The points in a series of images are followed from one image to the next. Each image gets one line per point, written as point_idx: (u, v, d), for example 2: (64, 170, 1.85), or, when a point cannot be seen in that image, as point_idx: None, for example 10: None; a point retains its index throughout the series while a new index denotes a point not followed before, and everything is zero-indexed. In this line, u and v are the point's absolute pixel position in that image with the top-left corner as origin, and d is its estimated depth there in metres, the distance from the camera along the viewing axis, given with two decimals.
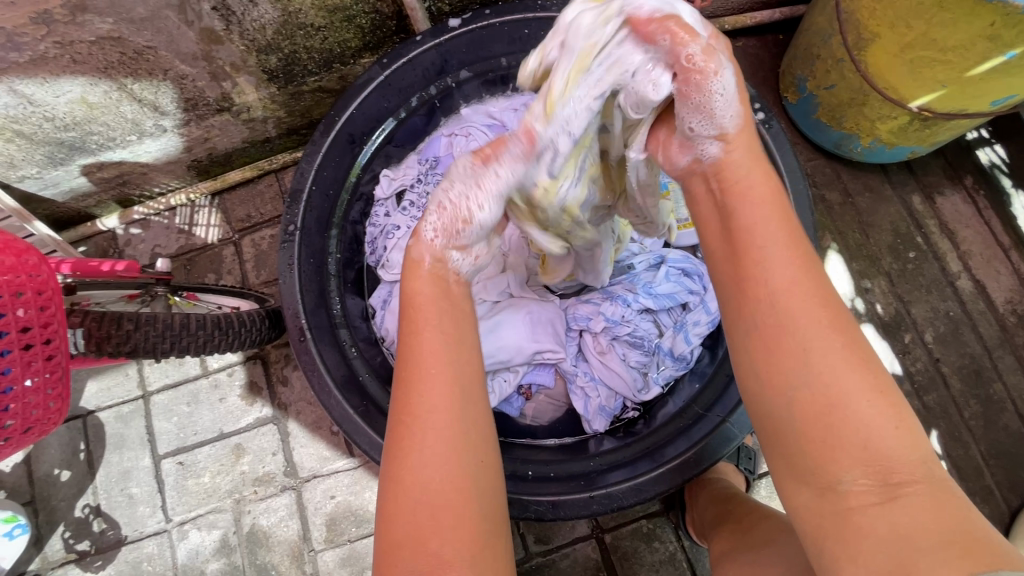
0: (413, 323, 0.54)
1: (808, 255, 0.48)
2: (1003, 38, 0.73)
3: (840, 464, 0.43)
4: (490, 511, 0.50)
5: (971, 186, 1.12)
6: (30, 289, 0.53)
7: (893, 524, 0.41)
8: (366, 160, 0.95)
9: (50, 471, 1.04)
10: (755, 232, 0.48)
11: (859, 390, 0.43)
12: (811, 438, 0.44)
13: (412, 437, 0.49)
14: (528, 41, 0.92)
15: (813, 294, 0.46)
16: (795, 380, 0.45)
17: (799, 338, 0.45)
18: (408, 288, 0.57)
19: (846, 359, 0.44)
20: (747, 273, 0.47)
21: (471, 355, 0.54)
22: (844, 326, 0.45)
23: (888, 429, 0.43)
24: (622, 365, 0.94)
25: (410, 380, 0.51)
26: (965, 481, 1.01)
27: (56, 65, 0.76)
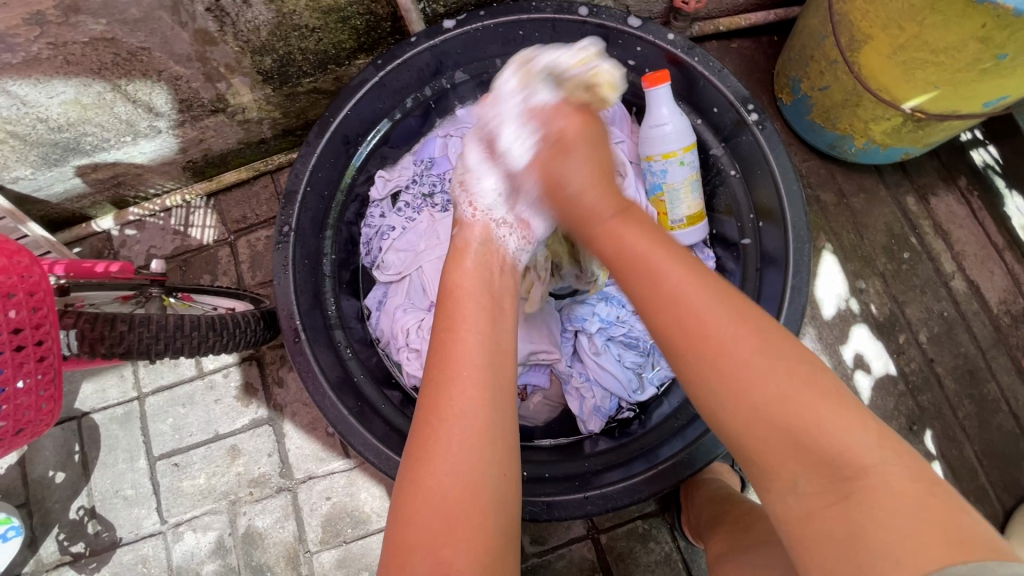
0: (452, 320, 0.58)
1: (725, 294, 0.52)
2: (994, 39, 0.73)
3: (800, 472, 0.46)
4: (506, 523, 0.50)
5: (965, 187, 1.12)
6: (22, 290, 0.53)
7: (853, 518, 0.43)
8: (362, 161, 0.96)
9: (45, 473, 1.03)
10: (666, 278, 0.54)
11: (801, 403, 0.46)
12: (771, 450, 0.47)
13: (438, 436, 0.51)
14: (523, 42, 0.92)
15: (734, 316, 0.50)
16: (739, 403, 0.48)
17: (733, 369, 0.48)
18: (455, 287, 0.63)
19: (779, 369, 0.48)
20: (667, 316, 0.52)
21: (505, 363, 0.57)
22: (773, 349, 0.49)
23: (836, 432, 0.45)
24: (618, 365, 0.94)
25: (443, 377, 0.54)
26: (959, 480, 1.02)
27: (50, 66, 0.76)
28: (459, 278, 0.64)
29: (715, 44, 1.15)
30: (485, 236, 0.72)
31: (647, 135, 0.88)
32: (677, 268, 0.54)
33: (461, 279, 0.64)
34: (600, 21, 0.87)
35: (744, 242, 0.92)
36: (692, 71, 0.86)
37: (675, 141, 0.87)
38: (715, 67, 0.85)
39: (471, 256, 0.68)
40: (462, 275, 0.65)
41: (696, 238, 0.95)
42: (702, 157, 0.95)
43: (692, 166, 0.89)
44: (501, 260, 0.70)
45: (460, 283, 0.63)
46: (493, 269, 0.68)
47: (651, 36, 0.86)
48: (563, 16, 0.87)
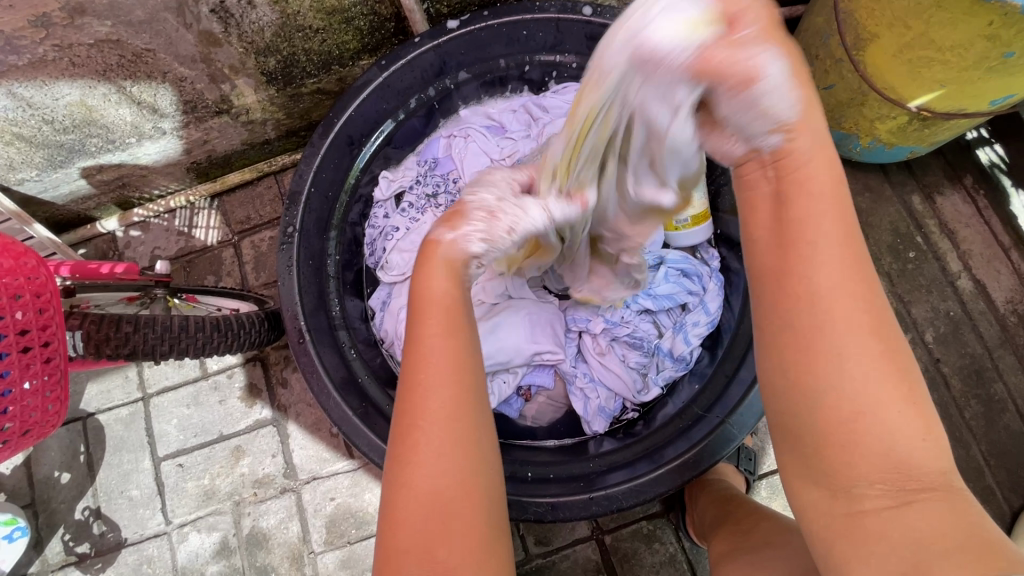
0: (424, 323, 0.53)
1: (858, 262, 0.47)
2: (1001, 38, 0.73)
3: (857, 468, 0.44)
4: (495, 515, 0.50)
5: (971, 186, 1.12)
6: (28, 292, 0.53)
7: (912, 527, 0.42)
8: (365, 162, 0.96)
9: (51, 474, 1.04)
10: (802, 234, 0.47)
11: (888, 397, 0.44)
12: (832, 434, 0.45)
13: (420, 439, 0.49)
14: (527, 42, 0.92)
15: (853, 293, 0.46)
16: (826, 381, 0.45)
17: (833, 347, 0.45)
18: (423, 289, 0.55)
19: (880, 361, 0.45)
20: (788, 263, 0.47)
21: (478, 359, 0.53)
22: (883, 332, 0.46)
23: (907, 433, 0.44)
24: (622, 366, 0.94)
25: (420, 383, 0.51)
26: (965, 480, 1.01)
27: (55, 68, 0.76)
28: (428, 276, 0.56)
29: None
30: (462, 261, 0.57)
31: None
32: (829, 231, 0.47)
33: (433, 281, 0.55)
34: (603, 21, 0.87)
35: None
36: None
37: None
38: None
39: (437, 257, 0.56)
40: (429, 275, 0.56)
41: (701, 238, 0.96)
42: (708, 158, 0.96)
43: None
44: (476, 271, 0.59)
45: (434, 286, 0.55)
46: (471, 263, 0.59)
47: None
48: (567, 16, 0.87)
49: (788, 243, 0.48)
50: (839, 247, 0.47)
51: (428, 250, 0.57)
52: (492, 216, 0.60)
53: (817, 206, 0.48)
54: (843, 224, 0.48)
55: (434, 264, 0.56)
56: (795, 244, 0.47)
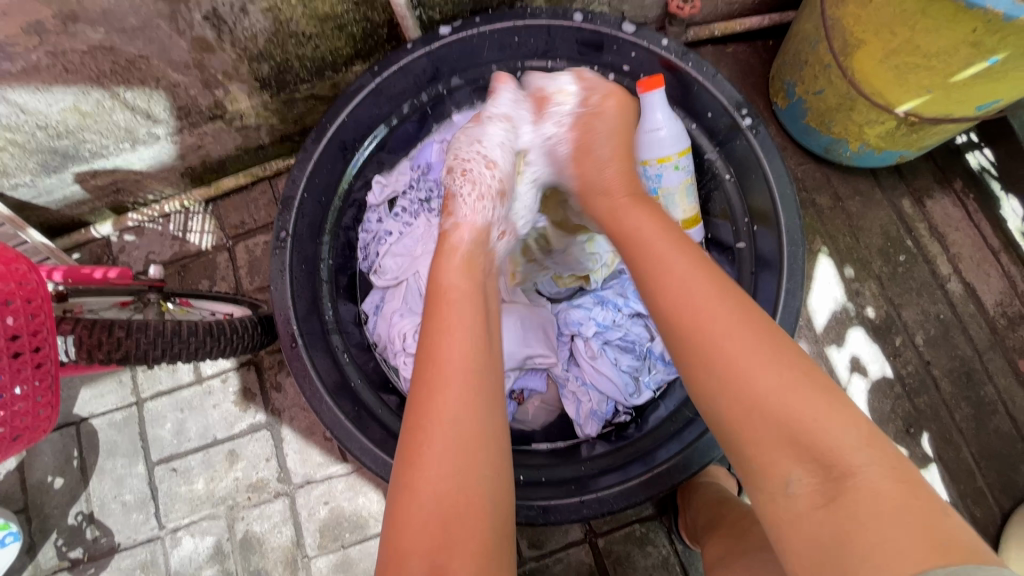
0: (440, 321, 0.58)
1: (720, 282, 0.56)
2: (985, 44, 0.73)
3: (787, 464, 0.46)
4: (500, 525, 0.49)
5: (961, 190, 1.13)
6: (20, 297, 0.54)
7: (838, 518, 0.43)
8: (358, 167, 0.96)
9: (43, 479, 1.03)
10: (668, 265, 0.58)
11: (778, 390, 0.48)
12: (758, 442, 0.48)
13: (427, 438, 0.51)
14: (518, 48, 0.93)
15: (728, 307, 0.53)
16: (734, 400, 0.50)
17: (723, 351, 0.51)
18: (438, 289, 0.62)
19: (763, 357, 0.50)
20: (668, 295, 0.56)
21: (489, 365, 0.56)
22: (760, 330, 0.52)
23: (812, 413, 0.47)
24: (613, 368, 0.94)
25: (433, 382, 0.53)
26: (956, 482, 1.02)
27: (48, 74, 0.76)
28: (445, 280, 0.63)
29: (710, 49, 1.16)
30: (478, 238, 0.73)
31: (642, 140, 0.88)
32: (683, 262, 0.58)
33: (445, 279, 0.63)
34: (595, 27, 0.87)
35: (737, 246, 0.92)
36: (687, 76, 0.87)
37: (669, 146, 0.88)
38: (708, 71, 0.86)
39: (453, 261, 0.66)
40: (448, 276, 0.64)
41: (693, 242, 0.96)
42: (697, 162, 0.97)
43: (687, 170, 0.90)
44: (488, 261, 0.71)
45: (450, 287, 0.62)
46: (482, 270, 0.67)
47: (645, 41, 0.87)
48: (558, 22, 0.88)
49: (660, 274, 0.58)
50: (698, 271, 0.56)
51: (444, 253, 0.68)
52: (469, 174, 0.79)
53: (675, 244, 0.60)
54: (697, 256, 0.58)
55: (448, 272, 0.64)
56: (659, 277, 0.57)
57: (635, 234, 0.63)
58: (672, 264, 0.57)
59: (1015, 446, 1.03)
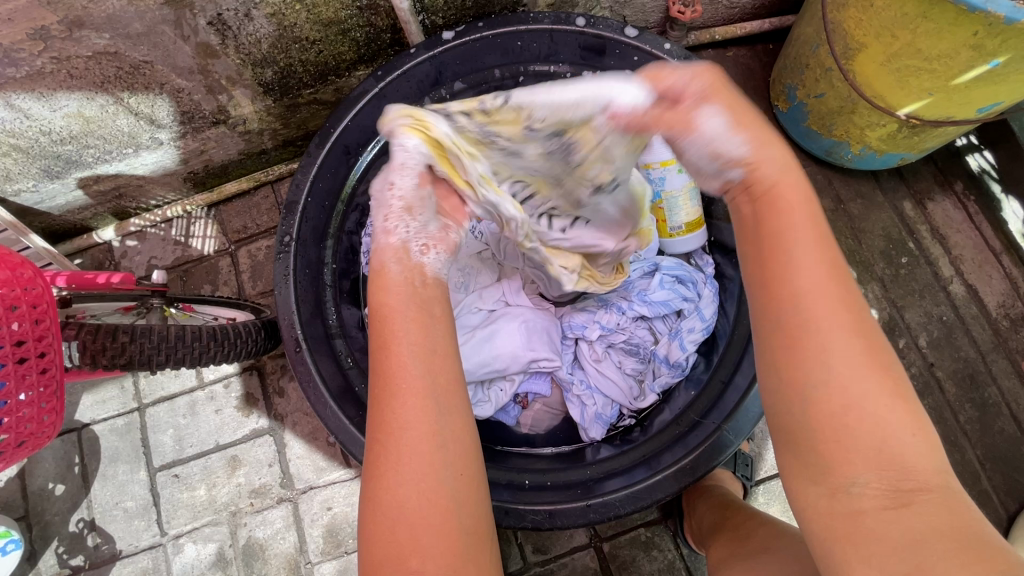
0: (385, 331, 0.51)
1: (838, 269, 0.47)
2: (986, 47, 0.73)
3: (852, 466, 0.44)
4: (472, 520, 0.48)
5: (961, 192, 1.13)
6: (25, 302, 0.54)
7: (913, 528, 0.42)
8: (362, 171, 0.94)
9: (44, 485, 1.03)
10: (787, 237, 0.47)
11: (874, 391, 0.44)
12: (832, 443, 0.44)
13: (386, 453, 0.48)
14: (521, 52, 0.92)
15: (842, 301, 0.46)
16: (828, 402, 0.44)
17: (824, 350, 0.45)
18: (381, 296, 0.53)
19: (861, 360, 0.45)
20: (779, 275, 0.46)
21: (441, 368, 0.51)
22: (866, 331, 0.46)
23: (896, 426, 0.44)
24: (618, 372, 0.95)
25: (384, 394, 0.49)
26: (962, 485, 1.02)
27: (53, 80, 0.76)
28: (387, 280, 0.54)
29: (711, 52, 1.16)
30: (404, 260, 0.55)
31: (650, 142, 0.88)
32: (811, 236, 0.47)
33: (391, 285, 0.54)
34: (597, 32, 0.88)
35: None
36: None
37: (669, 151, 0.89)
38: None
39: (396, 271, 0.54)
40: (388, 288, 0.54)
41: (697, 245, 0.98)
42: None
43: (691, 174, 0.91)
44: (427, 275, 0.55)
45: (393, 292, 0.53)
46: (434, 266, 0.56)
47: (648, 45, 0.87)
48: (561, 27, 0.89)
49: (770, 251, 0.47)
50: (816, 250, 0.47)
51: (379, 264, 0.55)
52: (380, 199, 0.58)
53: (803, 210, 0.48)
54: (817, 222, 0.48)
55: (388, 279, 0.54)
56: (768, 246, 0.47)
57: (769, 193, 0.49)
58: (791, 238, 0.47)
59: (1020, 448, 1.03)
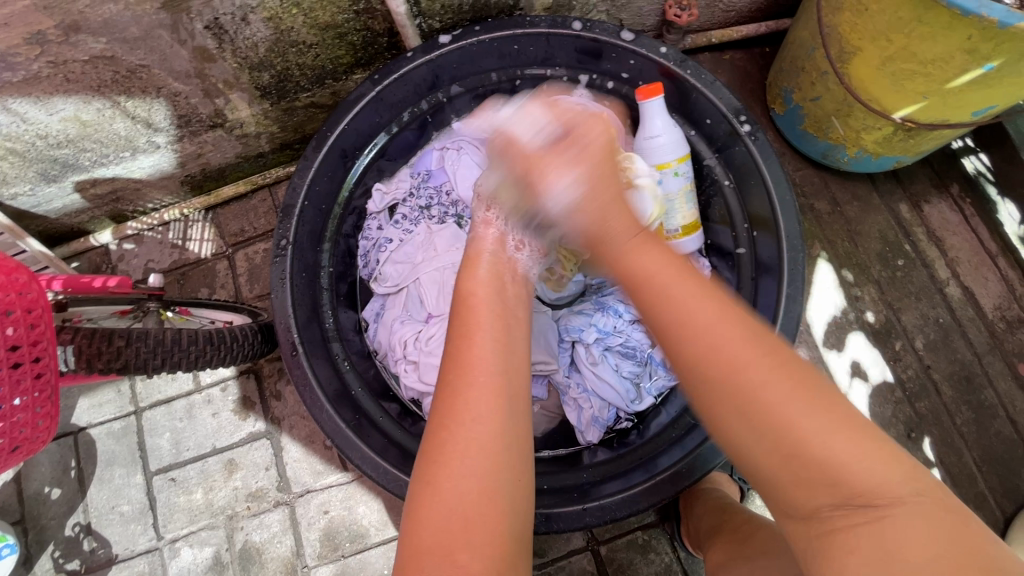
0: (467, 327, 0.58)
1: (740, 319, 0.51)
2: (981, 51, 0.74)
3: (810, 493, 0.45)
4: (519, 530, 0.48)
5: (957, 194, 1.14)
6: (20, 307, 0.54)
7: (887, 539, 0.42)
8: (359, 174, 0.97)
9: (41, 489, 1.03)
10: (674, 300, 0.53)
11: (813, 428, 0.45)
12: (785, 478, 0.46)
13: (452, 439, 0.50)
14: (518, 56, 0.94)
15: (753, 347, 0.49)
16: (764, 439, 0.46)
17: (746, 392, 0.47)
18: (463, 295, 0.62)
19: (788, 395, 0.46)
20: (681, 335, 0.51)
21: (517, 371, 0.56)
22: (790, 369, 0.48)
23: (846, 452, 0.44)
24: (615, 376, 0.93)
25: (461, 382, 0.53)
26: (959, 487, 1.02)
27: (49, 84, 0.76)
28: (469, 290, 0.62)
29: (707, 56, 1.17)
30: (497, 248, 0.71)
31: (641, 146, 0.90)
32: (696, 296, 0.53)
33: (472, 287, 0.63)
34: (593, 36, 0.88)
35: (738, 251, 0.92)
36: (686, 83, 0.88)
37: (669, 152, 0.89)
38: (706, 79, 0.87)
39: (483, 264, 0.66)
40: (475, 284, 0.64)
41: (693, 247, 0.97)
42: (696, 168, 0.97)
43: (686, 177, 0.91)
44: (512, 270, 0.68)
45: (472, 293, 0.62)
46: (506, 278, 0.66)
47: (643, 49, 0.87)
48: (557, 31, 0.88)
49: (660, 312, 0.54)
50: (710, 305, 0.52)
51: (473, 256, 0.69)
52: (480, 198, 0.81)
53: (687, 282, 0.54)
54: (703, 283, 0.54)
55: (475, 280, 0.64)
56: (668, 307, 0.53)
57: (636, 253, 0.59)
58: (676, 302, 0.53)
59: (1016, 450, 1.03)
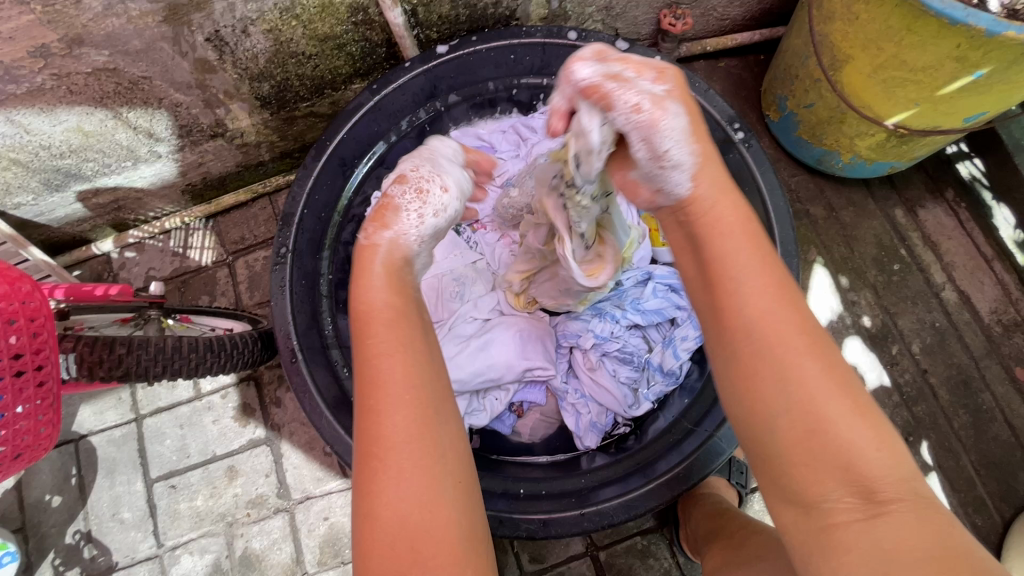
0: (373, 343, 0.54)
1: (789, 302, 0.49)
2: (970, 59, 0.75)
3: (829, 485, 0.45)
4: (471, 530, 0.48)
5: (952, 199, 1.14)
6: (23, 316, 0.54)
7: (881, 537, 0.43)
8: (358, 183, 0.97)
9: (42, 497, 1.03)
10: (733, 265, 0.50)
11: (840, 412, 0.45)
12: (801, 465, 0.46)
13: (384, 466, 0.48)
14: (514, 66, 0.95)
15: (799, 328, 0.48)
16: (806, 419, 0.45)
17: (781, 366, 0.47)
18: (362, 307, 0.57)
19: (828, 382, 0.46)
20: (724, 301, 0.50)
21: (430, 373, 0.53)
22: (822, 350, 0.48)
23: (864, 449, 0.45)
24: (613, 380, 0.95)
25: (374, 404, 0.50)
26: (957, 491, 1.02)
27: (53, 96, 0.77)
28: (365, 296, 0.57)
29: (703, 63, 1.18)
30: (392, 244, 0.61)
31: None
32: (758, 275, 0.50)
33: (372, 297, 0.57)
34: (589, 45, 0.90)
35: None
36: None
37: None
38: (700, 87, 0.88)
39: (376, 269, 0.59)
40: (373, 292, 0.58)
41: None
42: None
43: None
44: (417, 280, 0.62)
45: (369, 300, 0.57)
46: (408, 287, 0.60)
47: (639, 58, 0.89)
48: (553, 40, 0.90)
49: (713, 279, 0.51)
50: (763, 282, 0.49)
51: (366, 259, 0.60)
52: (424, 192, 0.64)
53: (745, 251, 0.51)
54: (758, 243, 0.52)
55: (370, 283, 0.58)
56: (722, 280, 0.50)
57: (707, 229, 0.52)
58: (736, 267, 0.50)
59: (1014, 454, 1.03)
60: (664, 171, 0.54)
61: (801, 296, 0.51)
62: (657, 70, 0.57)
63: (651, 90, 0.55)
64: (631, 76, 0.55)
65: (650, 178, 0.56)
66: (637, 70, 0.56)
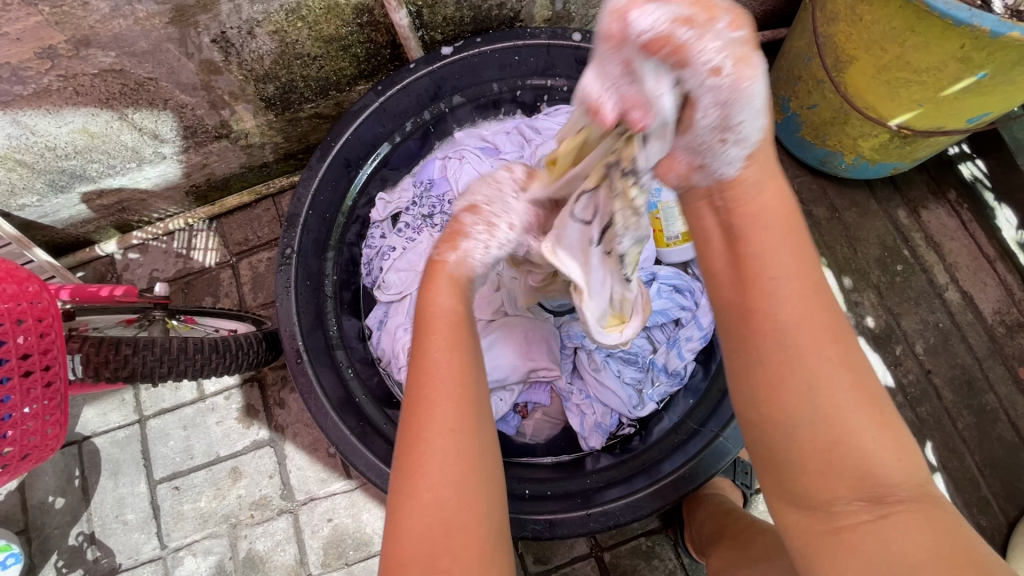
0: (430, 336, 0.53)
1: (824, 308, 0.48)
2: (973, 60, 0.75)
3: (846, 490, 0.45)
4: (495, 525, 0.49)
5: (955, 200, 1.15)
6: (31, 316, 0.54)
7: (886, 540, 0.43)
8: (363, 184, 0.97)
9: (45, 499, 1.03)
10: (772, 264, 0.49)
11: (865, 423, 0.46)
12: (813, 471, 0.46)
13: (426, 451, 0.48)
14: (518, 67, 0.95)
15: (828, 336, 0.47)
16: (831, 426, 0.46)
17: (808, 376, 0.46)
18: (425, 305, 0.56)
19: (854, 394, 0.46)
20: (757, 299, 0.49)
21: (478, 373, 0.53)
22: (852, 360, 0.47)
23: (881, 458, 0.45)
24: (617, 381, 0.94)
25: (426, 394, 0.50)
26: (962, 492, 1.02)
27: (59, 97, 0.78)
28: (432, 295, 0.56)
29: None
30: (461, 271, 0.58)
31: None
32: (797, 277, 0.48)
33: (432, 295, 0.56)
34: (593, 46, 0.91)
35: None
36: None
37: None
38: None
39: (445, 274, 0.57)
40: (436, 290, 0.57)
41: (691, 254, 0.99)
42: None
43: None
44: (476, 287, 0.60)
45: (436, 303, 0.56)
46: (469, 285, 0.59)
47: None
48: (557, 42, 0.91)
49: (748, 279, 0.49)
50: (799, 284, 0.48)
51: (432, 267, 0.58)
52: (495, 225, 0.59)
53: (785, 250, 0.49)
54: (797, 242, 0.50)
55: (436, 284, 0.57)
56: (758, 280, 0.49)
57: (746, 223, 0.50)
58: (774, 267, 0.49)
59: (1019, 455, 1.03)
60: (722, 146, 0.47)
61: (834, 299, 0.50)
62: (732, 11, 0.42)
63: (729, 41, 0.42)
64: (706, 31, 0.42)
65: (702, 150, 0.48)
66: (710, 11, 0.42)
